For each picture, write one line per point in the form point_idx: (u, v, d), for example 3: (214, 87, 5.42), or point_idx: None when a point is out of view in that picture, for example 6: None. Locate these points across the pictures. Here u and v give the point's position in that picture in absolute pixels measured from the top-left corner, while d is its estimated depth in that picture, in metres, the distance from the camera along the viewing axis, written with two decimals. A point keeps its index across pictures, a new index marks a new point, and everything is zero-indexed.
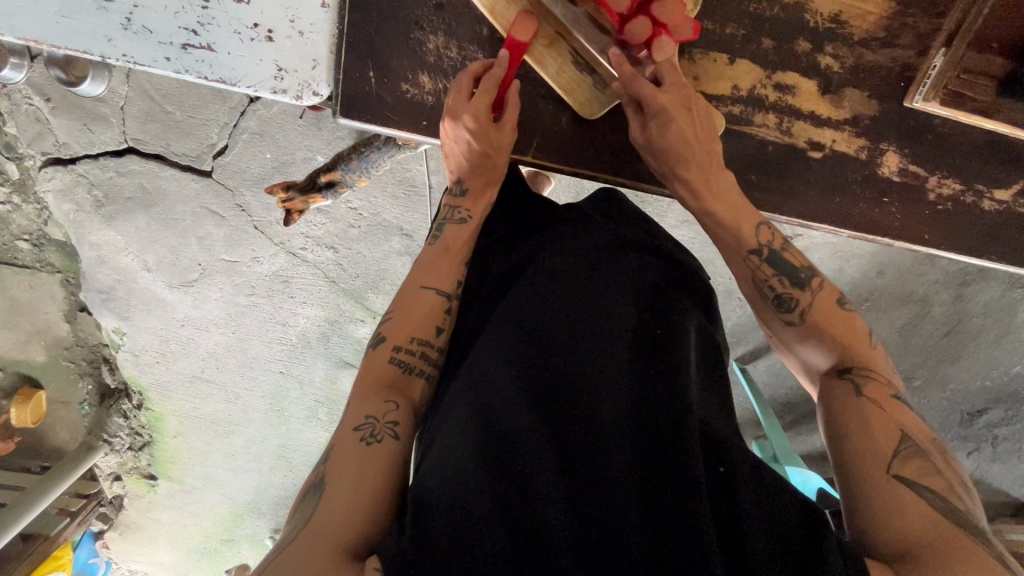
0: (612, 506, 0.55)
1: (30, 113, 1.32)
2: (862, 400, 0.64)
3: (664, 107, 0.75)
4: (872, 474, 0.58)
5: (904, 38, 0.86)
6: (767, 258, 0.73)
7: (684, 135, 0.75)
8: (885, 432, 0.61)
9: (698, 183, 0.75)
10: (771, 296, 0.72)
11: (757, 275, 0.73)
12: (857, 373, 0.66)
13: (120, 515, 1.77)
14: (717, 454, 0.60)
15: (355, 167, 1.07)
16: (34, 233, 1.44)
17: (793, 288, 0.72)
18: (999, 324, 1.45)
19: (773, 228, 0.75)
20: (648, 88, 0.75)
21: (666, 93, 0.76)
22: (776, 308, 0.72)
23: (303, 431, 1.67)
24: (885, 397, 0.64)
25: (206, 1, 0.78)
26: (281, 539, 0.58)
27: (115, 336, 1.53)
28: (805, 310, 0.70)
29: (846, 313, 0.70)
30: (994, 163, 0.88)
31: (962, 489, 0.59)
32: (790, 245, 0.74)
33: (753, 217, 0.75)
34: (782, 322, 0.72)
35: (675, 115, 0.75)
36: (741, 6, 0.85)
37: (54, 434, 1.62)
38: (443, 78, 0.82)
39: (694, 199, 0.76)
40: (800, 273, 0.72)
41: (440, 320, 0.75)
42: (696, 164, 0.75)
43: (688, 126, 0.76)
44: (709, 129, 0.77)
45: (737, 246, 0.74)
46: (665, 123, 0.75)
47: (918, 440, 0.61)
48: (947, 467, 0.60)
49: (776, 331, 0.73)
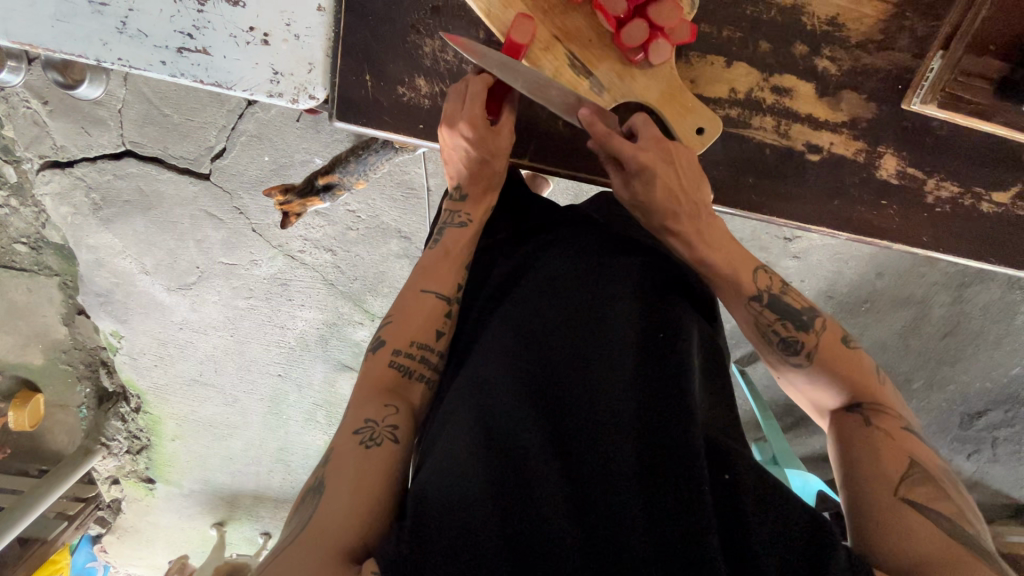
0: (612, 508, 0.55)
1: (27, 116, 1.32)
2: (872, 429, 0.63)
3: (645, 165, 0.73)
4: (879, 496, 0.59)
5: (901, 41, 0.86)
6: (770, 303, 0.71)
7: (671, 189, 0.74)
8: (893, 459, 0.61)
9: (691, 235, 0.73)
10: (776, 339, 0.70)
11: (760, 319, 0.71)
12: (868, 408, 0.65)
13: (118, 518, 1.76)
14: (720, 462, 0.59)
15: (352, 170, 1.07)
16: (32, 236, 1.44)
17: (797, 330, 0.70)
18: (999, 326, 1.44)
19: (771, 272, 0.73)
20: (626, 146, 0.74)
21: (646, 150, 0.75)
22: (781, 352, 0.70)
23: (303, 434, 1.67)
24: (896, 429, 0.64)
25: (201, 5, 0.77)
26: (279, 542, 0.57)
27: (113, 339, 1.52)
28: (811, 351, 0.69)
29: (854, 352, 0.69)
30: (993, 165, 0.88)
31: (970, 512, 0.59)
32: (789, 287, 0.73)
33: (750, 262, 0.73)
34: (789, 364, 0.70)
35: (658, 171, 0.74)
36: (738, 10, 0.85)
37: (51, 438, 1.61)
38: (439, 81, 0.82)
39: (690, 252, 0.73)
40: (803, 315, 0.70)
41: (440, 324, 0.75)
42: (686, 214, 0.74)
43: (672, 179, 0.74)
44: (694, 177, 0.76)
45: (737, 292, 0.72)
46: (649, 181, 0.74)
47: (926, 466, 0.61)
48: (956, 493, 0.60)
49: (780, 369, 0.72)
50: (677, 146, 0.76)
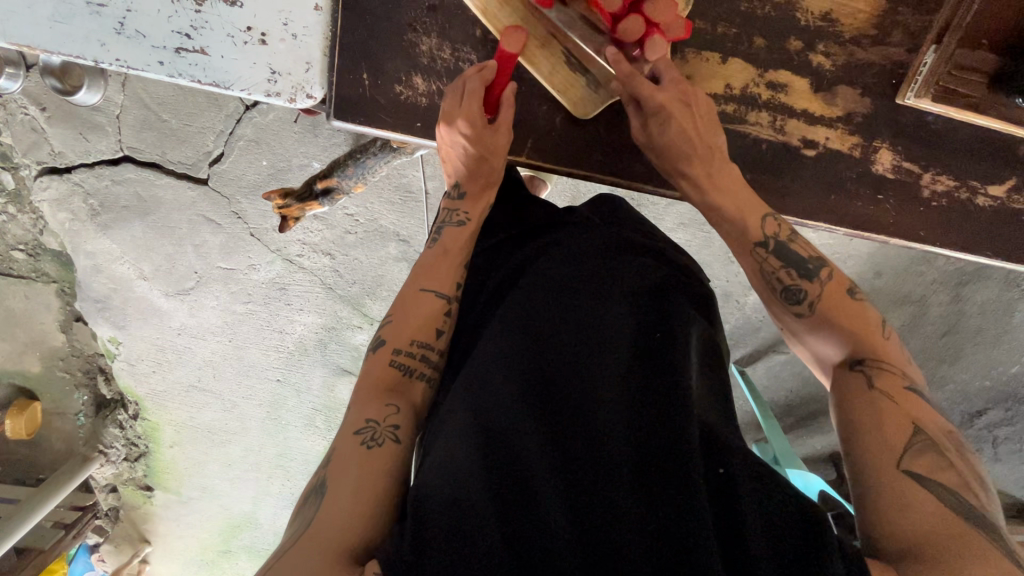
0: (611, 507, 0.55)
1: (26, 123, 1.32)
2: (873, 391, 0.64)
3: (662, 105, 0.76)
4: (879, 471, 0.58)
5: (894, 36, 0.87)
6: (776, 250, 0.73)
7: (686, 132, 0.76)
8: (895, 428, 0.61)
9: (701, 178, 0.76)
10: (780, 289, 0.72)
11: (765, 268, 0.73)
12: (870, 364, 0.66)
13: (116, 527, 1.74)
14: (718, 456, 0.59)
15: (351, 174, 1.07)
16: (30, 243, 1.44)
17: (801, 279, 0.71)
18: (996, 324, 1.45)
19: (780, 220, 0.75)
20: (646, 87, 0.76)
21: (663, 91, 0.77)
22: (785, 301, 0.72)
23: (301, 440, 1.65)
24: (898, 390, 0.64)
25: (199, 5, 0.78)
26: (281, 542, 0.57)
27: (111, 346, 1.52)
28: (814, 301, 0.70)
29: (857, 303, 0.70)
30: (988, 159, 0.88)
31: (976, 481, 0.58)
32: (798, 236, 0.74)
33: (758, 210, 0.75)
34: (793, 315, 0.72)
35: (673, 113, 0.76)
36: (733, 6, 0.85)
37: (49, 445, 1.60)
38: (437, 79, 0.82)
39: (700, 195, 0.77)
40: (808, 264, 0.72)
41: (440, 323, 0.74)
42: (699, 157, 0.77)
43: (688, 123, 0.76)
44: (710, 122, 0.78)
45: (743, 239, 0.74)
46: (664, 121, 0.76)
47: (931, 433, 0.61)
48: (961, 460, 0.59)
49: (787, 322, 0.73)
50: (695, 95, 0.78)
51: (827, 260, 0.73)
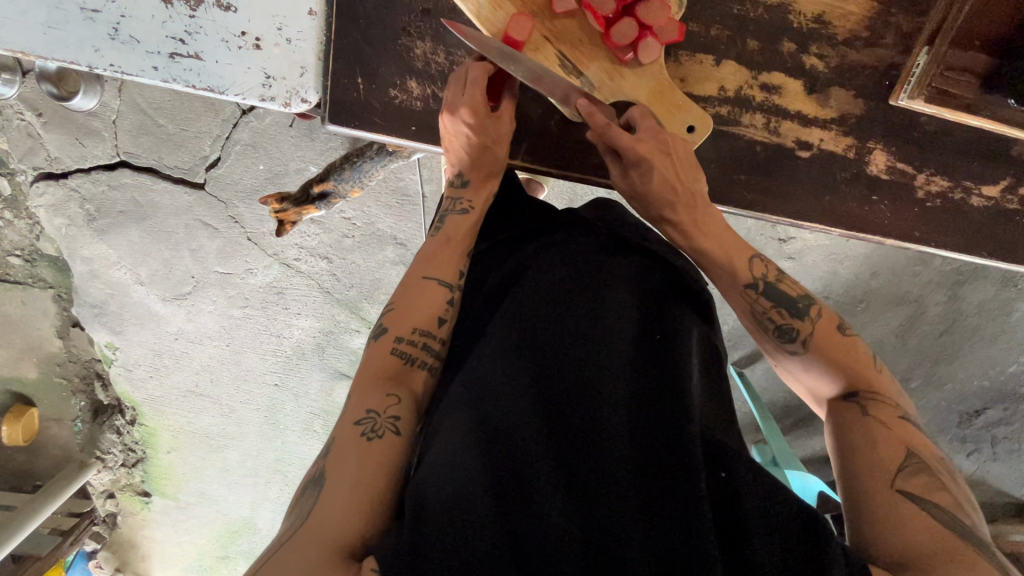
0: (611, 509, 0.55)
1: (22, 128, 1.32)
2: (868, 419, 0.64)
3: (643, 157, 0.76)
4: (874, 490, 0.58)
5: (887, 37, 0.87)
6: (765, 291, 0.72)
7: (667, 179, 0.76)
8: (890, 450, 0.61)
9: (687, 226, 0.76)
10: (772, 328, 0.71)
11: (756, 308, 0.72)
12: (865, 397, 0.66)
13: (113, 534, 1.73)
14: (719, 460, 0.59)
15: (347, 177, 1.07)
16: (26, 249, 1.43)
17: (792, 317, 0.70)
18: (993, 323, 1.45)
19: (766, 261, 0.74)
20: (625, 139, 0.76)
21: (643, 141, 0.76)
22: (778, 340, 0.71)
23: (300, 444, 1.65)
24: (894, 419, 0.63)
25: (193, 10, 0.78)
26: (279, 534, 0.57)
27: (108, 351, 1.52)
28: (807, 339, 0.69)
29: (848, 339, 0.69)
30: (981, 160, 0.89)
31: (968, 504, 0.58)
32: (785, 275, 0.74)
33: (745, 253, 0.74)
34: (786, 352, 0.71)
35: (655, 163, 0.76)
36: (725, 9, 0.86)
37: (45, 452, 1.59)
38: (431, 83, 0.83)
39: (686, 240, 0.76)
40: (798, 302, 0.71)
41: (442, 312, 0.74)
42: (683, 203, 0.76)
43: (669, 169, 0.76)
44: (690, 167, 0.78)
45: (733, 279, 0.73)
46: (645, 173, 0.76)
47: (924, 456, 0.61)
48: (953, 484, 0.59)
49: (778, 359, 0.72)
50: (672, 138, 0.78)
51: (815, 297, 0.72)
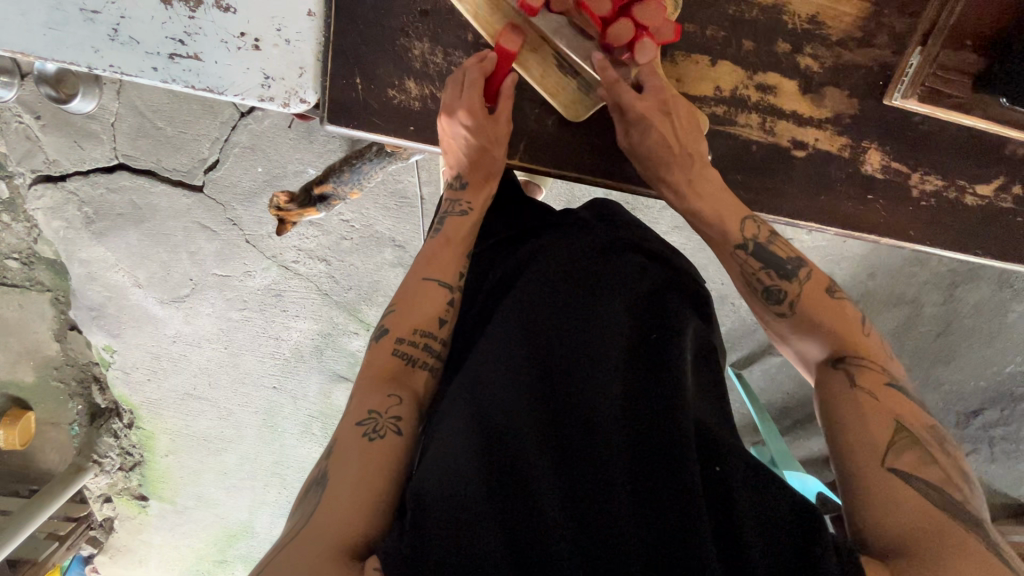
0: (608, 505, 0.55)
1: (21, 131, 1.33)
2: (855, 391, 0.64)
3: (643, 115, 0.77)
4: (864, 466, 0.59)
5: (881, 38, 0.88)
6: (754, 252, 0.74)
7: (665, 140, 0.77)
8: (878, 421, 0.61)
9: (682, 185, 0.77)
10: (760, 288, 0.73)
11: (745, 269, 0.74)
12: (852, 363, 0.66)
13: (110, 538, 1.72)
14: (713, 453, 0.59)
15: (347, 179, 1.07)
16: (24, 252, 1.43)
17: (780, 279, 0.72)
18: (989, 323, 1.46)
19: (758, 222, 0.75)
20: (627, 95, 0.77)
21: (643, 99, 0.78)
22: (766, 302, 0.73)
23: (297, 447, 1.64)
24: (880, 387, 0.64)
25: (193, 11, 0.78)
26: (282, 535, 0.57)
27: (106, 353, 1.52)
28: (794, 300, 0.71)
29: (836, 301, 0.71)
30: (975, 159, 0.89)
31: (959, 477, 0.58)
32: (777, 237, 0.75)
33: (738, 212, 0.76)
34: (776, 315, 0.72)
35: (654, 121, 0.77)
36: (721, 9, 0.86)
37: (42, 456, 1.59)
38: (429, 84, 0.83)
39: (680, 201, 0.78)
40: (787, 264, 0.73)
41: (443, 313, 0.75)
42: (679, 164, 0.78)
43: (669, 131, 0.77)
44: (690, 130, 0.79)
45: (724, 240, 0.75)
46: (643, 131, 0.77)
47: (913, 428, 0.61)
48: (944, 457, 0.60)
49: (770, 323, 0.73)
50: (675, 103, 0.79)
51: (805, 259, 0.74)
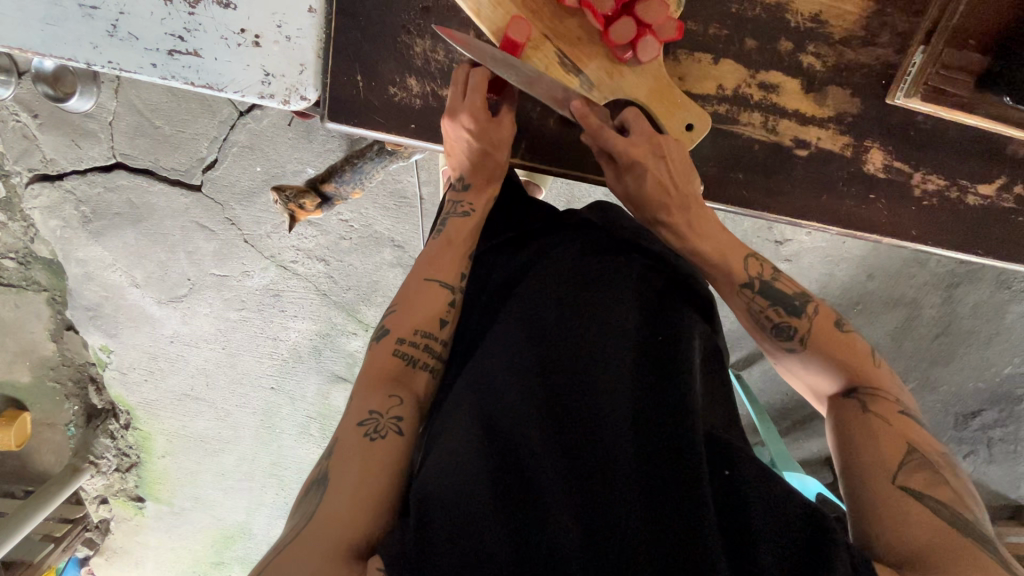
0: (614, 506, 0.54)
1: (18, 130, 1.32)
2: (866, 416, 0.64)
3: (634, 160, 0.76)
4: (876, 485, 0.58)
5: (883, 37, 0.88)
6: (761, 290, 0.73)
7: (662, 183, 0.76)
8: (890, 445, 0.61)
9: (682, 227, 0.75)
10: (768, 326, 0.72)
11: (753, 306, 0.73)
12: (864, 394, 0.66)
13: (106, 540, 1.71)
14: (723, 457, 0.59)
15: (349, 179, 1.07)
16: (20, 252, 1.42)
17: (789, 315, 0.71)
18: (988, 325, 1.46)
19: (761, 260, 0.75)
20: (618, 140, 0.76)
21: (636, 144, 0.77)
22: (775, 338, 0.72)
23: (296, 448, 1.63)
24: (893, 414, 0.64)
25: (192, 7, 0.78)
26: (282, 536, 0.56)
27: (102, 354, 1.51)
28: (804, 337, 0.70)
29: (846, 336, 0.70)
30: (976, 159, 0.89)
31: (970, 497, 0.58)
32: (781, 274, 0.74)
33: (740, 251, 0.75)
34: (784, 350, 0.72)
35: (647, 166, 0.76)
36: (724, 7, 0.86)
37: (38, 457, 1.57)
38: (430, 81, 0.83)
39: (680, 242, 0.76)
40: (794, 300, 0.72)
41: (444, 314, 0.74)
42: (676, 206, 0.76)
43: (664, 174, 0.76)
44: (685, 168, 0.78)
45: (729, 281, 0.74)
46: (639, 176, 0.76)
47: (925, 451, 0.61)
48: (955, 478, 0.59)
49: (777, 355, 0.73)
50: (669, 143, 0.78)
51: (810, 294, 0.73)
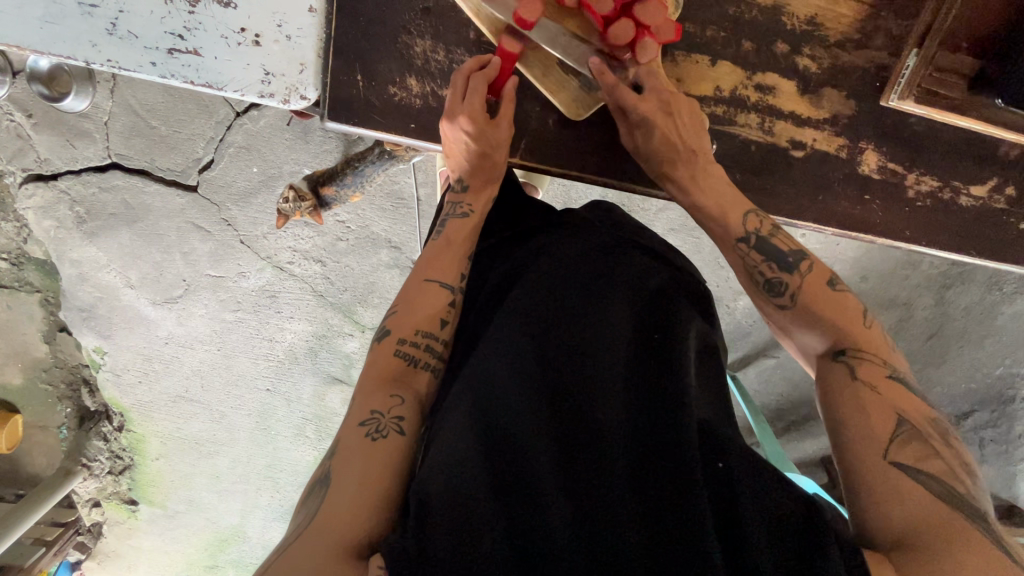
0: (610, 501, 0.55)
1: (11, 130, 1.31)
2: (855, 383, 0.64)
3: (646, 114, 0.78)
4: (868, 463, 0.59)
5: (877, 41, 0.89)
6: (756, 245, 0.75)
7: (669, 138, 0.78)
8: (880, 414, 0.62)
9: (684, 178, 0.79)
10: (762, 281, 0.74)
11: (748, 262, 0.75)
12: (852, 355, 0.67)
13: (99, 543, 1.69)
14: (717, 450, 0.59)
15: (349, 183, 1.07)
16: (13, 252, 1.42)
17: (781, 271, 0.73)
18: (979, 326, 1.48)
19: (761, 216, 0.77)
20: (631, 95, 0.78)
21: (646, 99, 0.79)
22: (768, 293, 0.73)
23: (291, 450, 1.62)
24: (880, 379, 0.64)
25: (192, 6, 0.77)
26: (285, 537, 0.56)
27: (96, 355, 1.49)
28: (795, 292, 0.71)
29: (838, 293, 0.71)
30: (969, 161, 0.91)
31: (963, 469, 0.58)
32: (779, 231, 0.76)
33: (740, 207, 0.77)
34: (776, 306, 0.73)
35: (657, 121, 0.78)
36: (721, 9, 0.87)
37: (29, 460, 1.56)
38: (430, 81, 0.84)
39: (682, 194, 0.80)
40: (788, 257, 0.73)
41: (444, 314, 0.74)
42: (682, 160, 0.79)
43: (672, 131, 0.78)
44: (693, 125, 0.80)
45: (725, 232, 0.77)
46: (648, 131, 0.79)
47: (915, 422, 0.61)
48: (946, 448, 0.60)
49: (770, 315, 0.74)
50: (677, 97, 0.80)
51: (806, 251, 0.74)
